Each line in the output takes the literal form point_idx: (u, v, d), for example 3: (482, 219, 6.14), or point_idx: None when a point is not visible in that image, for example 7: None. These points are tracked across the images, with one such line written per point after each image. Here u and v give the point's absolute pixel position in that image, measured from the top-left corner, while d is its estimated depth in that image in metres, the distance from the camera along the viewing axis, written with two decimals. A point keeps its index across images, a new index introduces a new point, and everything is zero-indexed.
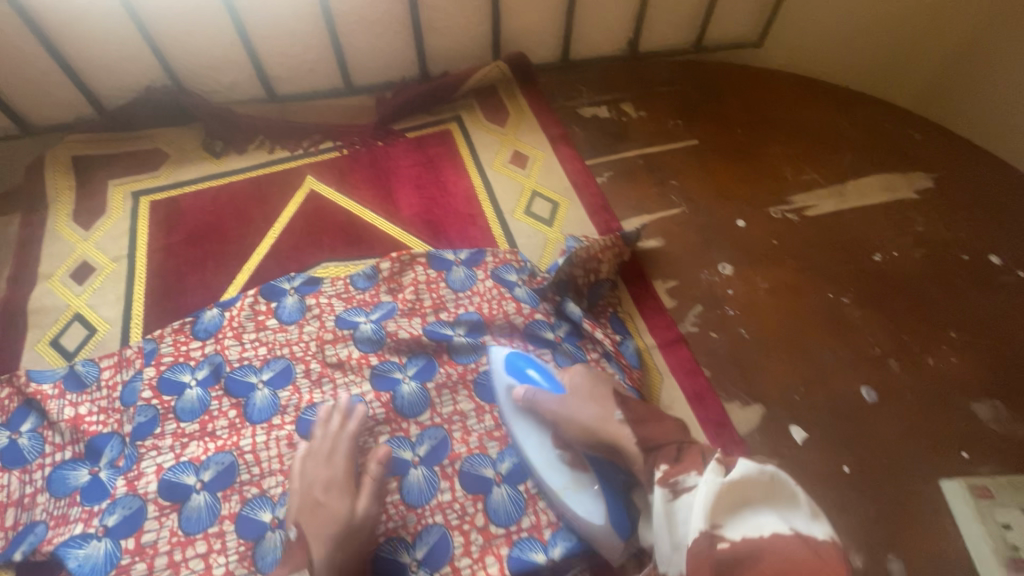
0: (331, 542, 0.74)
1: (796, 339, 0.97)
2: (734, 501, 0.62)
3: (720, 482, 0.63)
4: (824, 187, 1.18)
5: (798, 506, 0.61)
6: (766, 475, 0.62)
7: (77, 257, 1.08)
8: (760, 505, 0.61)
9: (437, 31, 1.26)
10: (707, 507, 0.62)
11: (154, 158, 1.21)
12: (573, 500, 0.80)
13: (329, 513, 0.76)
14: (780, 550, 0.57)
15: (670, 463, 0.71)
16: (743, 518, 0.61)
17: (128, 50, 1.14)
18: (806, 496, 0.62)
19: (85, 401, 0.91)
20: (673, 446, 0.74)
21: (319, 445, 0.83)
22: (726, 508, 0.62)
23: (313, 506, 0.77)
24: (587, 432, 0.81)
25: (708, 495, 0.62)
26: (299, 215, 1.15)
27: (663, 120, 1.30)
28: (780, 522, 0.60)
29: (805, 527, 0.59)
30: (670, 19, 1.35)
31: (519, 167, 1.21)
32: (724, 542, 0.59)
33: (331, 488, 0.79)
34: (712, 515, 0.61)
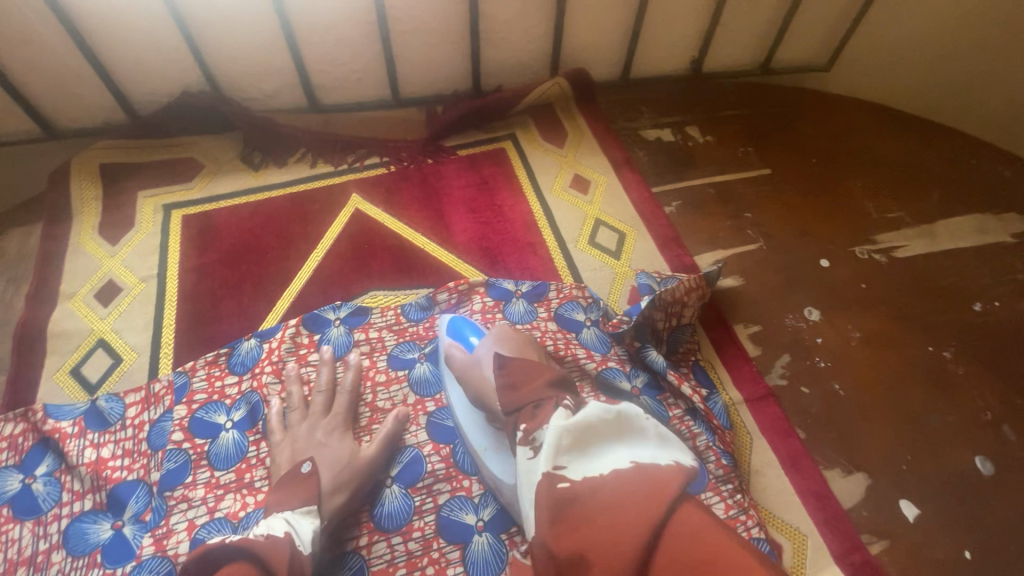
0: (337, 475, 0.74)
1: (897, 399, 0.88)
2: (582, 439, 0.57)
3: (560, 423, 0.58)
4: (912, 226, 1.09)
5: (643, 433, 0.58)
6: (613, 412, 0.59)
7: (103, 276, 0.99)
8: (607, 441, 0.58)
9: (495, 42, 1.17)
10: (551, 450, 0.56)
11: (188, 169, 1.13)
12: (490, 462, 0.75)
13: (330, 453, 0.76)
14: (621, 485, 0.54)
15: (529, 420, 0.61)
16: (590, 459, 0.56)
17: (166, 52, 1.05)
18: (659, 428, 0.60)
19: (108, 442, 0.81)
20: (529, 405, 0.63)
21: (299, 401, 0.83)
22: (570, 446, 0.57)
23: (315, 447, 0.77)
24: (478, 395, 0.75)
25: (553, 437, 0.57)
26: (344, 236, 1.06)
27: (733, 147, 1.22)
28: (629, 459, 0.56)
29: (652, 459, 0.56)
30: (740, 39, 1.26)
31: (581, 192, 1.13)
32: (565, 483, 0.55)
33: (333, 432, 0.79)
34: (556, 453, 0.56)
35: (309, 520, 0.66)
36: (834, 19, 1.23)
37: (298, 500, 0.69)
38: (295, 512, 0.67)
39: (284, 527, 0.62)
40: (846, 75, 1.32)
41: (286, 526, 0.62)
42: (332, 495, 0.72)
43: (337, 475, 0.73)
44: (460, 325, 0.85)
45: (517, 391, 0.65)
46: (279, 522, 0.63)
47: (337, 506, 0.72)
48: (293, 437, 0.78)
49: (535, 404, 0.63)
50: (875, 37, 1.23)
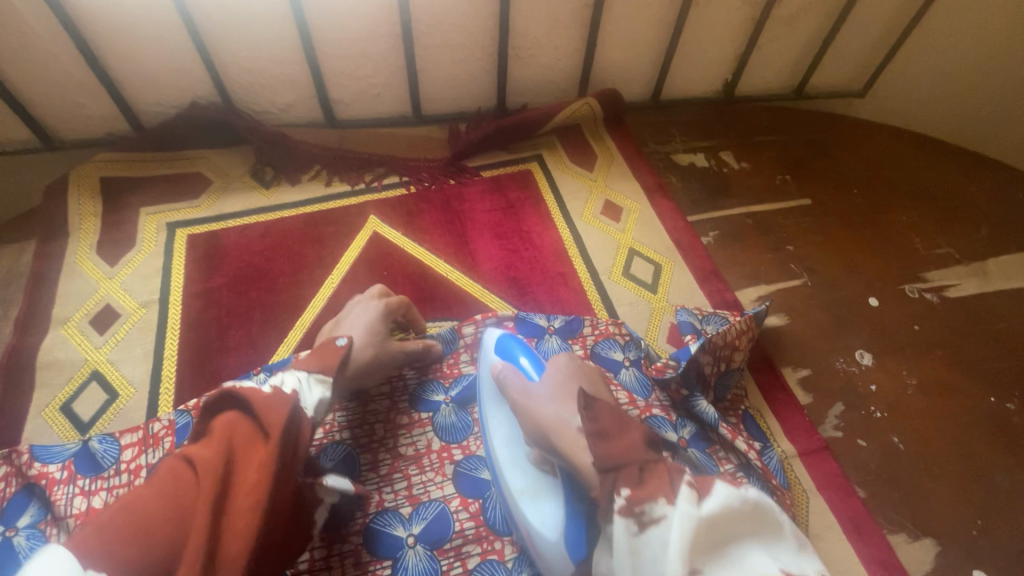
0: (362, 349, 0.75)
1: (960, 454, 0.82)
2: (714, 534, 0.48)
3: (693, 512, 0.49)
4: (963, 264, 1.03)
5: (781, 533, 0.50)
6: (749, 502, 0.49)
7: (99, 300, 0.92)
8: (740, 539, 0.48)
9: (523, 60, 1.12)
10: (684, 546, 0.47)
11: (195, 185, 1.06)
12: (526, 508, 0.66)
13: (357, 322, 0.78)
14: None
15: (635, 486, 0.53)
16: (724, 558, 0.47)
17: (176, 61, 0.99)
18: (796, 527, 0.50)
19: (101, 490, 0.73)
20: (634, 466, 0.55)
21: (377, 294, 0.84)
22: (704, 545, 0.48)
23: (352, 319, 0.80)
24: (542, 432, 0.65)
25: (685, 533, 0.47)
26: (362, 262, 0.99)
27: (770, 175, 1.16)
28: (774, 565, 0.47)
29: (794, 565, 0.47)
30: (776, 62, 1.21)
31: (613, 219, 1.06)
32: None
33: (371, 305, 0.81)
34: (689, 552, 0.47)
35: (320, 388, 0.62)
36: (874, 44, 1.18)
37: (315, 365, 0.65)
38: (308, 375, 0.63)
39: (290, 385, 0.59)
40: (883, 102, 1.27)
41: (295, 385, 0.60)
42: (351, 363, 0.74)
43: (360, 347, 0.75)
44: (511, 351, 0.76)
45: (612, 443, 0.57)
46: (289, 377, 0.61)
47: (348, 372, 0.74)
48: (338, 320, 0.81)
49: (640, 467, 0.55)
50: (916, 61, 1.18)
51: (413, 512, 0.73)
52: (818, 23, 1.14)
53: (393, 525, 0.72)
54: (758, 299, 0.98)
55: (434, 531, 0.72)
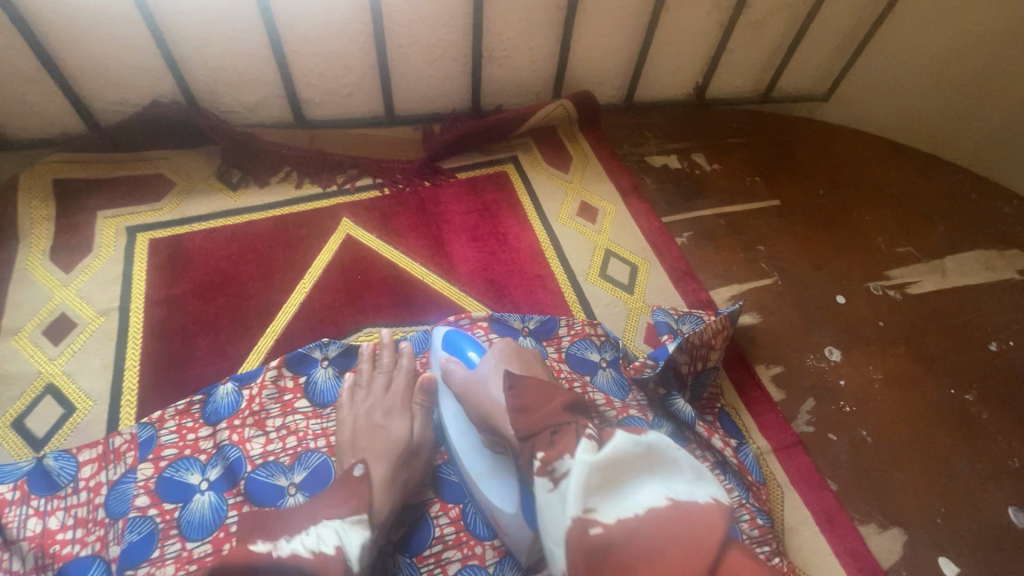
0: (393, 463, 0.71)
1: (925, 445, 0.86)
2: (610, 476, 0.50)
3: (588, 454, 0.51)
4: (922, 261, 1.08)
5: (683, 467, 0.52)
6: (644, 444, 0.52)
7: (54, 308, 0.87)
8: (640, 477, 0.51)
9: (497, 61, 1.11)
10: (579, 489, 0.49)
11: (158, 187, 1.02)
12: (487, 489, 0.69)
13: (389, 435, 0.73)
14: (658, 529, 0.47)
15: (547, 449, 0.53)
16: (622, 497, 0.49)
17: (135, 57, 0.95)
18: (694, 459, 0.53)
19: (57, 510, 0.70)
20: (546, 431, 0.55)
21: (375, 383, 0.80)
22: (600, 486, 0.50)
23: (371, 430, 0.74)
24: (481, 415, 0.68)
25: (580, 475, 0.50)
26: (334, 266, 0.96)
27: (740, 176, 1.18)
28: (665, 495, 0.49)
29: (687, 495, 0.50)
30: (743, 67, 1.24)
31: (589, 221, 1.07)
32: (599, 528, 0.48)
33: (391, 413, 0.76)
34: (586, 492, 0.49)
35: (359, 531, 0.61)
36: (836, 49, 1.22)
37: (340, 509, 0.63)
38: (343, 521, 0.61)
39: (334, 542, 0.58)
40: (845, 107, 1.31)
41: (335, 539, 0.58)
42: (389, 482, 0.69)
43: (378, 460, 0.70)
44: (456, 342, 0.79)
45: (531, 415, 0.57)
46: (327, 531, 0.59)
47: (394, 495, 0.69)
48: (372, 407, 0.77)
49: (553, 430, 0.55)
50: (874, 68, 1.22)
51: None
52: (783, 28, 1.17)
53: None
54: (731, 298, 1.00)
55: (414, 536, 0.71)
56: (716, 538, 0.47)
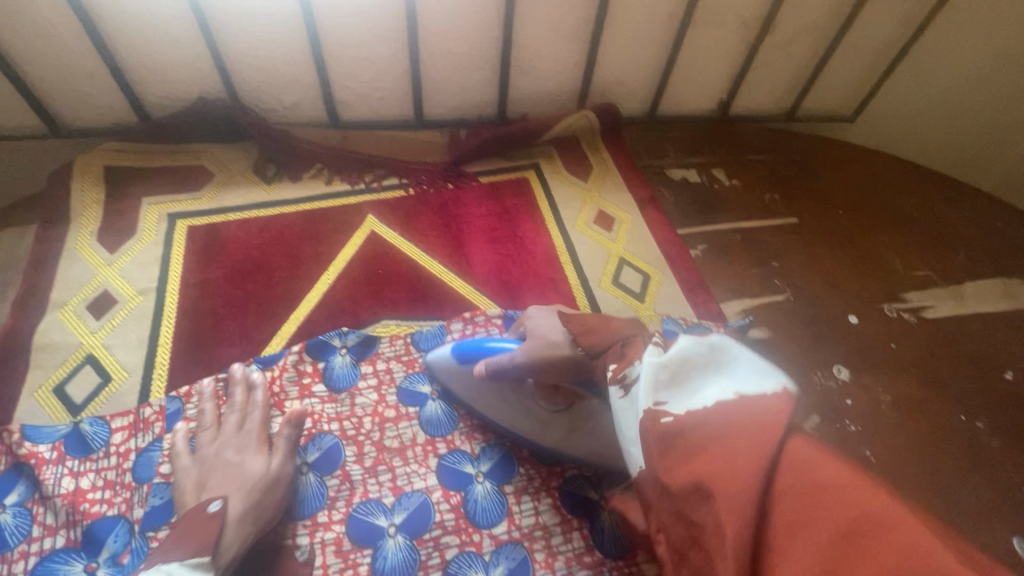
0: (246, 499, 0.69)
1: (929, 470, 0.85)
2: (676, 375, 0.53)
3: (652, 357, 0.56)
4: (940, 285, 1.07)
5: (753, 365, 0.51)
6: (706, 343, 0.54)
7: (97, 285, 0.93)
8: (705, 373, 0.52)
9: (525, 71, 1.15)
10: (648, 385, 0.53)
11: (198, 178, 1.08)
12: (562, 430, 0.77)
13: (241, 472, 0.72)
14: (725, 416, 0.47)
15: (619, 359, 0.61)
16: (689, 392, 0.51)
17: (185, 54, 1.01)
18: (759, 360, 0.52)
19: (89, 471, 0.75)
20: (618, 346, 0.63)
21: (240, 419, 0.79)
22: (667, 382, 0.52)
23: (223, 468, 0.73)
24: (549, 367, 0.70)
25: (649, 372, 0.54)
26: (357, 260, 1.01)
27: (759, 193, 1.19)
28: (731, 389, 0.49)
29: (756, 388, 0.48)
30: (767, 86, 1.25)
31: (605, 229, 1.09)
32: (669, 416, 0.49)
33: (245, 451, 0.75)
34: (653, 388, 0.52)
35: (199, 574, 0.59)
36: (862, 72, 1.23)
37: (190, 546, 0.61)
38: (184, 563, 0.59)
39: None
40: (869, 128, 1.31)
41: None
42: (238, 525, 0.66)
43: (242, 499, 0.69)
44: (478, 340, 0.79)
45: (596, 334, 0.66)
46: None
47: (242, 536, 0.66)
48: (211, 444, 0.75)
49: (622, 343, 0.63)
50: (902, 90, 1.23)
51: (395, 502, 0.76)
52: (809, 49, 1.19)
53: (376, 514, 0.75)
54: (742, 312, 1.01)
55: (416, 520, 0.74)
56: (781, 423, 0.45)
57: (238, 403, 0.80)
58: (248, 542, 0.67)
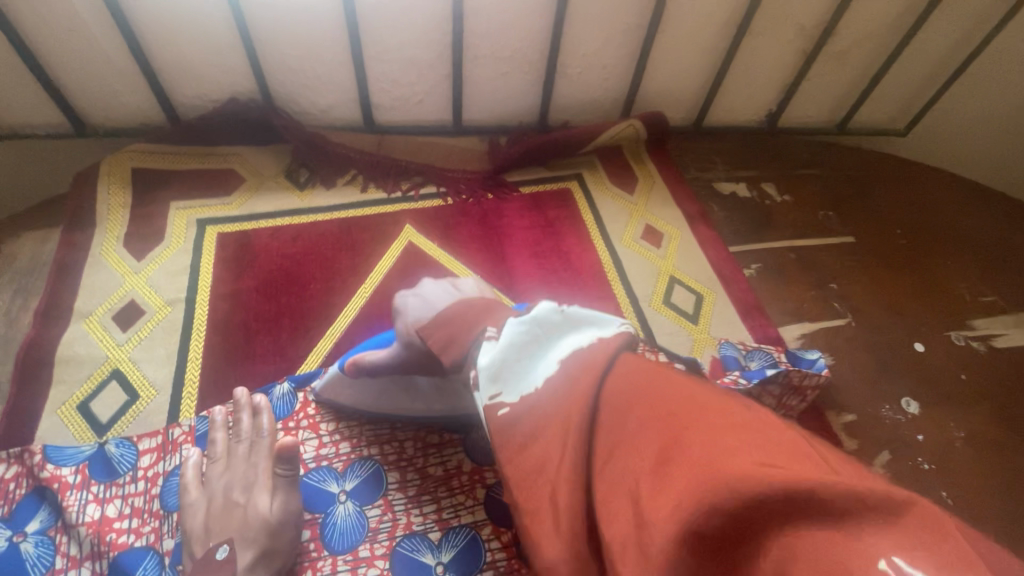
0: (253, 547, 0.62)
1: (1010, 514, 0.80)
2: (507, 361, 0.50)
3: (486, 355, 0.52)
4: (1008, 313, 1.01)
5: (588, 319, 0.54)
6: (525, 321, 0.54)
7: (124, 295, 0.88)
8: (540, 348, 0.51)
9: (570, 77, 1.10)
10: (485, 378, 0.50)
11: (228, 182, 1.04)
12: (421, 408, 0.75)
13: (251, 514, 0.64)
14: (557, 387, 0.47)
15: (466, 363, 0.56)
16: (521, 375, 0.49)
17: (219, 53, 0.96)
18: (572, 317, 0.54)
19: (115, 498, 0.70)
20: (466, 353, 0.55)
21: (246, 450, 0.70)
22: (503, 371, 0.50)
23: (228, 509, 0.65)
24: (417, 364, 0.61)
25: (483, 370, 0.50)
26: (395, 273, 0.96)
27: (812, 209, 1.14)
28: (555, 359, 0.49)
29: (572, 348, 0.50)
30: (820, 98, 1.20)
31: (653, 245, 1.04)
32: (506, 405, 0.48)
33: (251, 488, 0.67)
34: (492, 380, 0.50)
35: None
36: (921, 85, 1.17)
37: None
38: None
39: None
40: (924, 144, 1.26)
41: None
42: None
43: (249, 547, 0.62)
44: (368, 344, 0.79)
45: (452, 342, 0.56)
46: None
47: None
48: (215, 478, 0.68)
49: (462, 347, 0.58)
50: (963, 105, 1.17)
51: (441, 538, 0.69)
52: (867, 60, 1.13)
53: (420, 551, 0.68)
54: (802, 336, 0.95)
55: (465, 558, 0.68)
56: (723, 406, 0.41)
57: (244, 432, 0.72)
58: None
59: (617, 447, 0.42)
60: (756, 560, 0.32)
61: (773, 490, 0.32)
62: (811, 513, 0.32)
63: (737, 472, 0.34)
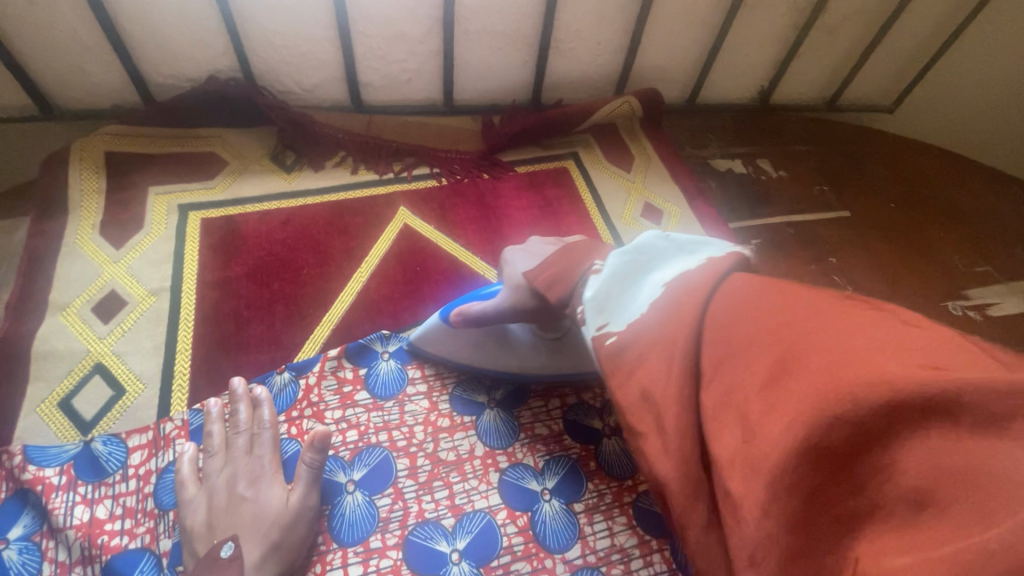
0: (265, 540, 0.60)
1: None
2: (615, 292, 0.51)
3: (591, 287, 0.53)
4: (1001, 282, 1.03)
5: (693, 245, 0.52)
6: (627, 252, 0.54)
7: (103, 285, 0.83)
8: (640, 276, 0.51)
9: (563, 53, 1.07)
10: (593, 312, 0.51)
11: (210, 165, 0.98)
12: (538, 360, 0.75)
13: (260, 508, 0.62)
14: (664, 315, 0.45)
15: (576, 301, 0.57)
16: (627, 304, 0.49)
17: (195, 27, 0.90)
18: (683, 244, 0.53)
19: (105, 498, 0.66)
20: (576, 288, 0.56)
21: (247, 443, 0.67)
22: (609, 302, 0.51)
23: (234, 504, 0.62)
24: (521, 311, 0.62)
25: (586, 305, 0.52)
26: (391, 257, 0.93)
27: (808, 184, 1.14)
28: (660, 283, 0.48)
29: (680, 271, 0.48)
30: (813, 73, 1.19)
31: (654, 223, 1.03)
32: (613, 334, 0.48)
33: (258, 481, 0.64)
34: (599, 313, 0.51)
35: None
36: (910, 60, 1.18)
37: None
38: None
39: None
40: (912, 119, 1.27)
41: None
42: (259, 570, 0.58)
43: (259, 540, 0.59)
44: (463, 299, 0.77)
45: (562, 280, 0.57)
46: None
47: None
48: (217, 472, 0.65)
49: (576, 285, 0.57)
50: (950, 80, 1.18)
51: (455, 525, 0.67)
52: (859, 34, 1.13)
53: (435, 538, 0.66)
54: None
55: (482, 544, 0.66)
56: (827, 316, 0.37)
57: (243, 423, 0.69)
58: None
59: (724, 362, 0.40)
60: (892, 470, 0.31)
61: (912, 401, 0.30)
62: (949, 420, 0.29)
63: (872, 380, 0.31)
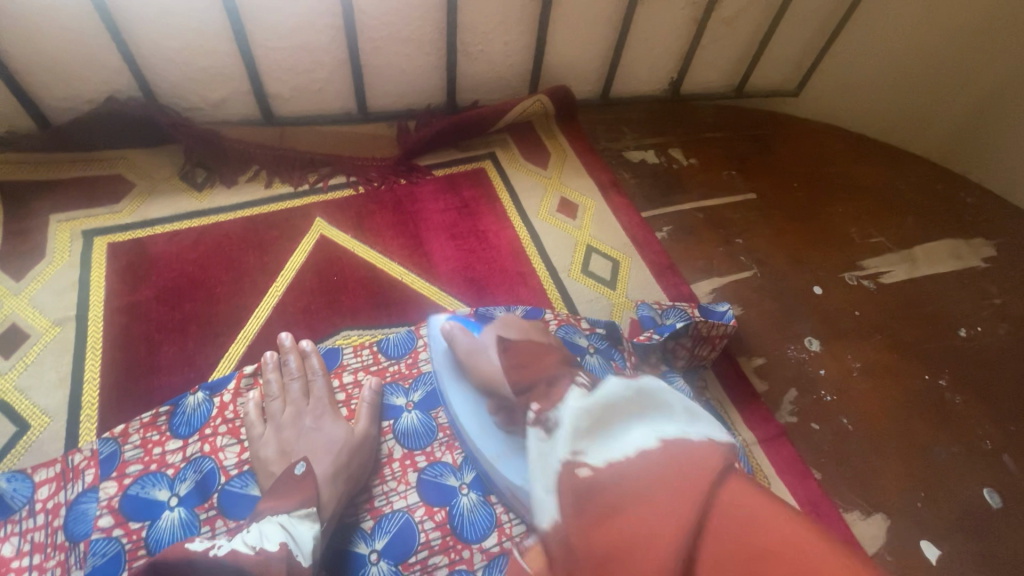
0: (334, 459, 0.68)
1: (902, 430, 0.88)
2: (602, 419, 0.47)
3: (579, 403, 0.49)
4: (893, 251, 1.10)
5: (700, 416, 0.48)
6: (634, 387, 0.49)
7: (3, 319, 0.81)
8: (632, 417, 0.47)
9: (472, 56, 1.09)
10: (569, 433, 0.47)
11: (116, 188, 0.96)
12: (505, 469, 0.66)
13: (323, 437, 0.70)
14: (645, 471, 0.42)
15: (543, 398, 0.54)
16: (610, 441, 0.45)
17: (85, 49, 0.88)
18: (690, 408, 0.48)
19: (11, 536, 0.65)
20: (542, 384, 0.56)
21: (279, 388, 0.75)
22: (589, 430, 0.47)
23: (303, 435, 0.71)
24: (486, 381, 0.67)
25: (569, 419, 0.48)
26: (308, 269, 0.93)
27: (717, 170, 1.19)
28: (656, 437, 0.44)
29: (680, 435, 0.44)
30: (717, 63, 1.24)
31: (569, 217, 1.06)
32: (587, 470, 0.44)
33: (321, 417, 0.73)
34: (574, 438, 0.46)
35: (309, 525, 0.60)
36: (805, 48, 1.24)
37: (296, 500, 0.62)
38: (291, 515, 0.60)
39: (279, 539, 0.56)
40: (814, 102, 1.33)
41: (280, 536, 0.56)
42: (332, 480, 0.66)
43: (328, 461, 0.67)
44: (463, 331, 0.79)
45: (527, 370, 0.60)
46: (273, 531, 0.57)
47: (337, 493, 0.66)
48: (274, 414, 0.73)
49: (548, 382, 0.56)
50: (842, 64, 1.25)
51: (374, 526, 0.69)
52: (755, 25, 1.18)
53: (354, 541, 0.68)
54: (712, 291, 1.00)
55: (401, 542, 0.68)
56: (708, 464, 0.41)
57: (296, 371, 0.77)
58: (343, 498, 0.66)
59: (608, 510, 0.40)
60: None
61: None
62: None
63: None
